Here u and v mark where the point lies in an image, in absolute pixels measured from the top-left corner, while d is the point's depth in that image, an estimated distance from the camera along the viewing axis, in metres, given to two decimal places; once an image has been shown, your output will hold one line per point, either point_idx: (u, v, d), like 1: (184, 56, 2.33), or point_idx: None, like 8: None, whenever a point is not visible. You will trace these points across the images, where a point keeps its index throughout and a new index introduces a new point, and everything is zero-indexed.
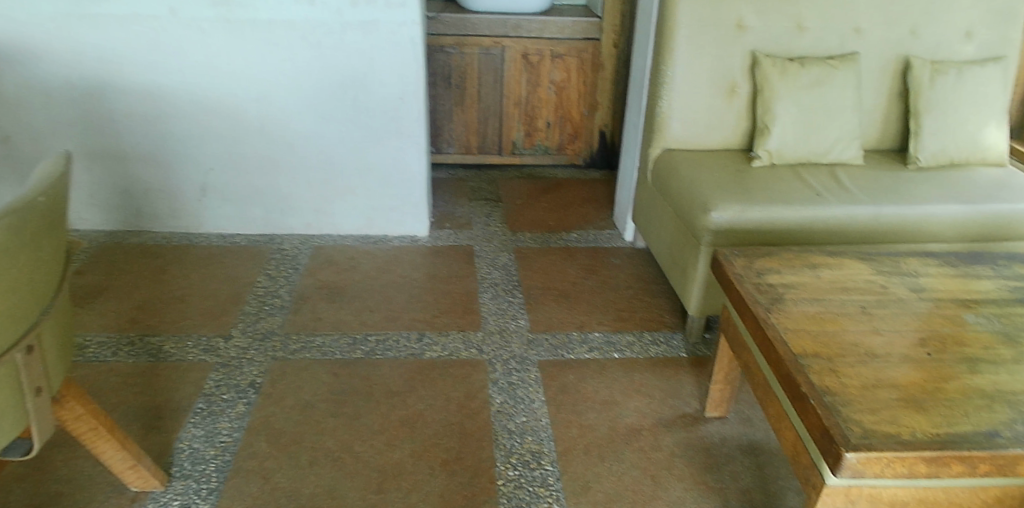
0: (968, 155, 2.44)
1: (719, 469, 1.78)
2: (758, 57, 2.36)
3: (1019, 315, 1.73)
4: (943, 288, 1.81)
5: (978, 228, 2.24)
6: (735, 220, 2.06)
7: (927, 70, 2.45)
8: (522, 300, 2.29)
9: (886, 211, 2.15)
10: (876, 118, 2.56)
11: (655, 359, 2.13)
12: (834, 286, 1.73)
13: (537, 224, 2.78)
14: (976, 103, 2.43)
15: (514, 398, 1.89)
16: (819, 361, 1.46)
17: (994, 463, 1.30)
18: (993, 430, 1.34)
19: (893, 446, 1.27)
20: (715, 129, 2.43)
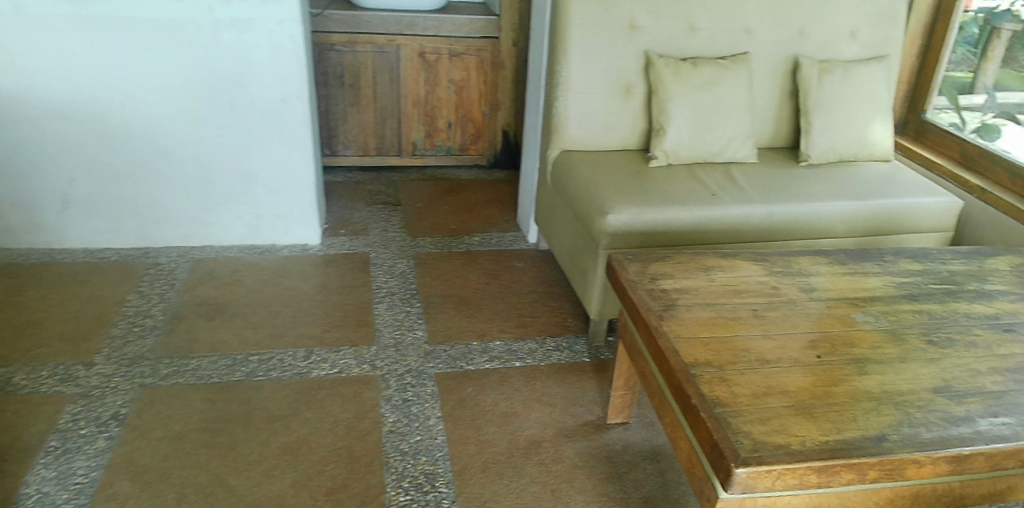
0: (857, 152, 2.50)
1: (621, 477, 1.75)
2: (652, 57, 2.33)
3: (906, 312, 1.80)
4: (833, 287, 1.84)
5: (868, 223, 2.29)
6: (632, 223, 2.04)
7: (816, 69, 2.49)
8: (419, 310, 2.20)
9: (780, 209, 2.17)
10: (770, 117, 2.58)
11: (557, 366, 2.08)
12: (726, 289, 1.72)
13: (438, 227, 2.69)
14: (862, 102, 2.50)
15: (408, 416, 1.80)
16: (710, 370, 1.44)
17: (882, 468, 1.33)
18: (881, 434, 1.37)
19: (782, 458, 1.25)
20: (613, 129, 2.39)
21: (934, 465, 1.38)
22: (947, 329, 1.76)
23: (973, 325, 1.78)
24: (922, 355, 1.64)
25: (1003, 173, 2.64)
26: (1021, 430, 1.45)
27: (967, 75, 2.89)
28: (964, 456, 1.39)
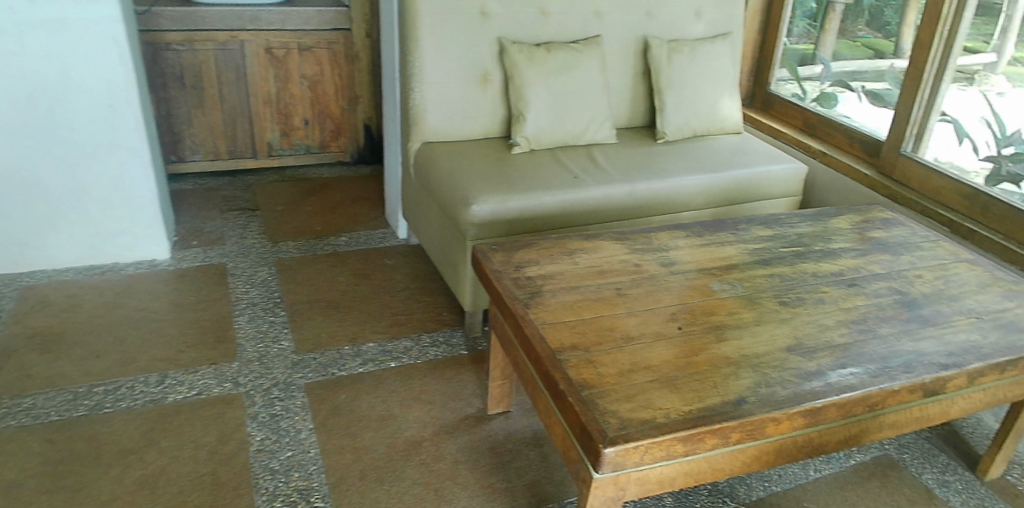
0: (709, 127, 2.61)
1: (505, 467, 1.74)
2: (505, 43, 2.32)
3: (760, 277, 1.89)
4: (693, 260, 1.90)
5: (723, 194, 2.39)
6: (497, 212, 2.03)
7: (665, 49, 2.56)
8: (284, 318, 2.11)
9: (640, 188, 2.22)
10: (626, 98, 2.64)
11: (434, 362, 2.05)
12: (590, 271, 1.75)
13: (302, 230, 2.59)
14: (710, 79, 2.60)
15: (277, 432, 1.72)
16: (577, 353, 1.45)
17: (744, 429, 1.39)
18: (740, 398, 1.43)
19: (649, 432, 1.28)
20: (473, 117, 2.37)
21: (791, 421, 1.46)
22: (797, 289, 1.86)
23: (820, 283, 1.90)
24: (775, 316, 1.73)
25: (841, 137, 2.83)
26: (866, 378, 1.56)
27: (809, 46, 3.03)
28: (817, 409, 1.48)
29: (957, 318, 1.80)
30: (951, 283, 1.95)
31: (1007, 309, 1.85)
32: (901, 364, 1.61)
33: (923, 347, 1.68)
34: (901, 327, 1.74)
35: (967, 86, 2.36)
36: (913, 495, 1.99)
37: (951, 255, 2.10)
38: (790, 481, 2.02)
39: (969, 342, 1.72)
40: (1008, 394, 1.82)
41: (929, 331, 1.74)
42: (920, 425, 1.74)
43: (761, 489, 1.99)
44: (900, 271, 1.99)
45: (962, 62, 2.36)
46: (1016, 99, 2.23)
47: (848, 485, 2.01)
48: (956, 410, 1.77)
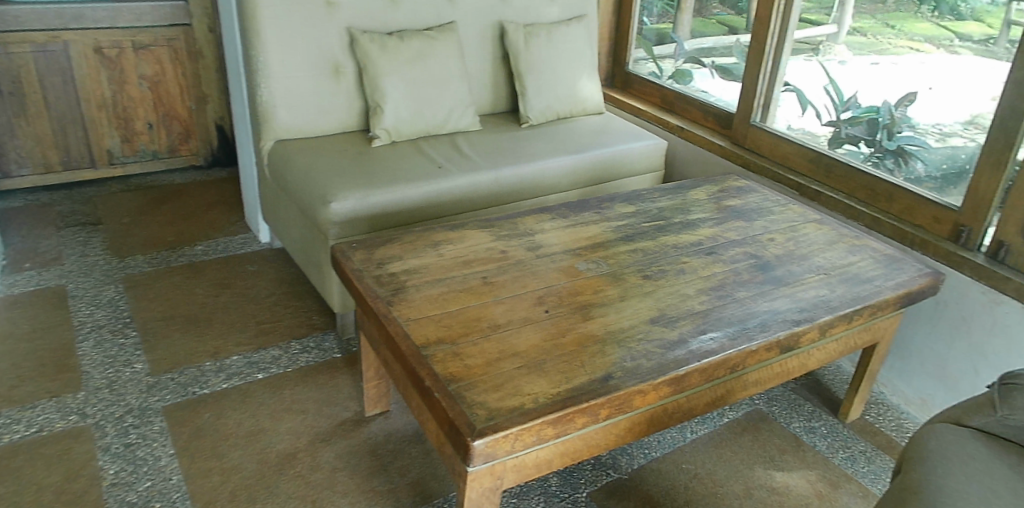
0: (571, 108, 2.65)
1: (386, 469, 1.69)
2: (355, 33, 2.25)
3: (624, 253, 1.93)
4: (559, 242, 1.92)
5: (588, 174, 2.43)
6: (357, 208, 1.97)
7: (521, 33, 2.57)
8: (136, 339, 1.98)
9: (505, 173, 2.22)
10: (487, 83, 2.62)
11: (305, 369, 1.97)
12: (456, 261, 1.73)
13: (153, 242, 2.43)
14: (568, 61, 2.63)
15: (134, 462, 1.61)
16: (443, 347, 1.44)
17: (611, 405, 1.43)
18: (607, 374, 1.46)
19: (517, 420, 1.30)
20: (329, 112, 2.28)
21: (656, 391, 1.50)
22: (658, 261, 1.91)
23: (681, 254, 1.96)
24: (638, 290, 1.77)
25: (697, 112, 2.94)
26: (725, 342, 1.62)
27: (668, 25, 3.07)
28: (681, 376, 1.53)
29: (807, 276, 1.91)
30: (801, 243, 2.07)
31: (851, 263, 1.99)
32: (757, 324, 1.70)
33: (777, 306, 1.78)
34: (757, 290, 1.83)
35: (812, 57, 2.47)
36: (782, 444, 2.11)
37: (800, 217, 2.23)
38: (669, 445, 2.09)
39: (818, 297, 1.83)
40: (857, 341, 1.96)
41: (781, 291, 1.83)
42: (781, 379, 1.84)
43: (642, 456, 2.05)
44: (754, 237, 2.09)
45: (805, 34, 2.47)
46: (857, 67, 2.33)
47: (723, 442, 2.10)
48: (813, 362, 1.88)
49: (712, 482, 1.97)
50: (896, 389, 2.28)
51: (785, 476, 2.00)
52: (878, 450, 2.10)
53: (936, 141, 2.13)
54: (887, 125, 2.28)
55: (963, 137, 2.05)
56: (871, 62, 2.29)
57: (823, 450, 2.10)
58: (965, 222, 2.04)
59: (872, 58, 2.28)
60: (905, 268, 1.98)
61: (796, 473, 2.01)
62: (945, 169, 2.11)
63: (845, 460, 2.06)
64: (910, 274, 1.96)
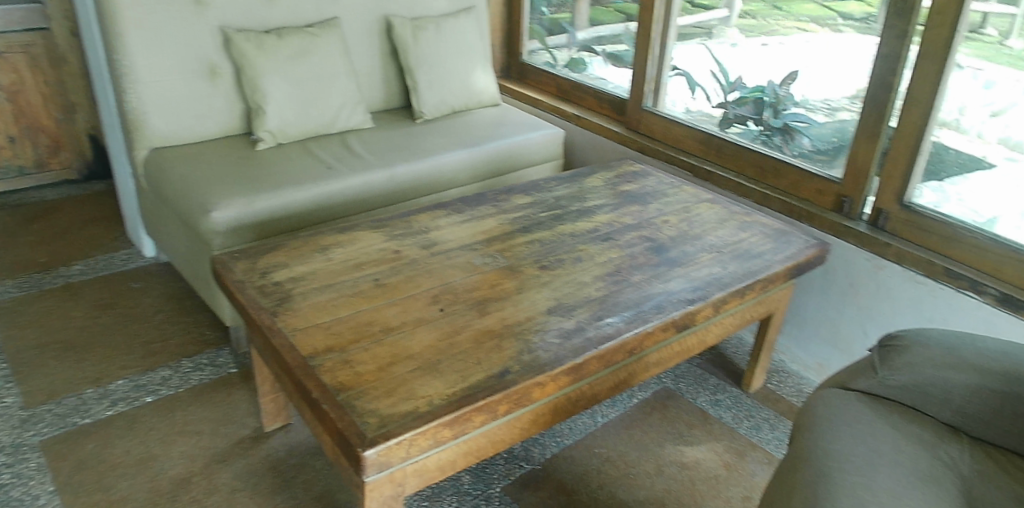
0: (466, 101, 2.62)
1: (288, 484, 1.64)
2: (229, 33, 2.15)
3: (520, 244, 1.91)
4: (455, 237, 1.90)
5: (486, 167, 2.41)
6: (241, 216, 1.89)
7: (408, 27, 2.52)
8: (6, 372, 1.85)
9: (399, 171, 2.18)
10: (377, 79, 2.56)
11: (198, 387, 1.88)
12: (345, 265, 1.71)
13: (23, 264, 2.27)
14: (459, 53, 2.60)
15: (7, 504, 1.50)
16: (332, 356, 1.43)
17: (510, 400, 1.42)
18: (504, 369, 1.45)
19: (411, 424, 1.29)
20: (207, 116, 2.18)
21: (556, 382, 1.49)
22: (555, 251, 1.90)
23: (578, 242, 1.95)
24: (535, 281, 1.75)
25: (591, 99, 2.97)
26: (622, 326, 1.62)
27: (567, 15, 3.04)
28: (579, 365, 1.52)
29: (700, 255, 1.94)
30: (694, 223, 2.10)
31: (742, 239, 2.03)
32: (653, 306, 1.70)
33: (672, 287, 1.79)
34: (652, 272, 1.84)
35: (707, 41, 2.51)
36: (690, 420, 2.14)
37: (693, 197, 2.27)
38: (581, 431, 2.07)
39: (711, 275, 1.85)
40: (753, 314, 2.01)
41: (677, 271, 1.85)
42: (681, 357, 1.87)
43: (554, 445, 2.02)
44: (649, 220, 2.11)
45: (698, 19, 2.50)
46: (747, 49, 2.38)
47: (632, 424, 2.11)
48: (711, 338, 1.93)
49: (624, 463, 1.97)
50: (795, 356, 2.35)
51: (693, 450, 2.02)
52: (780, 417, 2.16)
53: (825, 116, 2.18)
54: (772, 104, 2.35)
55: (850, 111, 2.10)
56: (761, 43, 2.33)
57: (729, 421, 2.14)
58: (846, 192, 2.12)
59: (762, 39, 2.32)
60: (794, 240, 2.04)
61: (704, 446, 2.04)
62: (835, 142, 2.16)
63: (750, 429, 2.11)
64: (798, 246, 2.02)
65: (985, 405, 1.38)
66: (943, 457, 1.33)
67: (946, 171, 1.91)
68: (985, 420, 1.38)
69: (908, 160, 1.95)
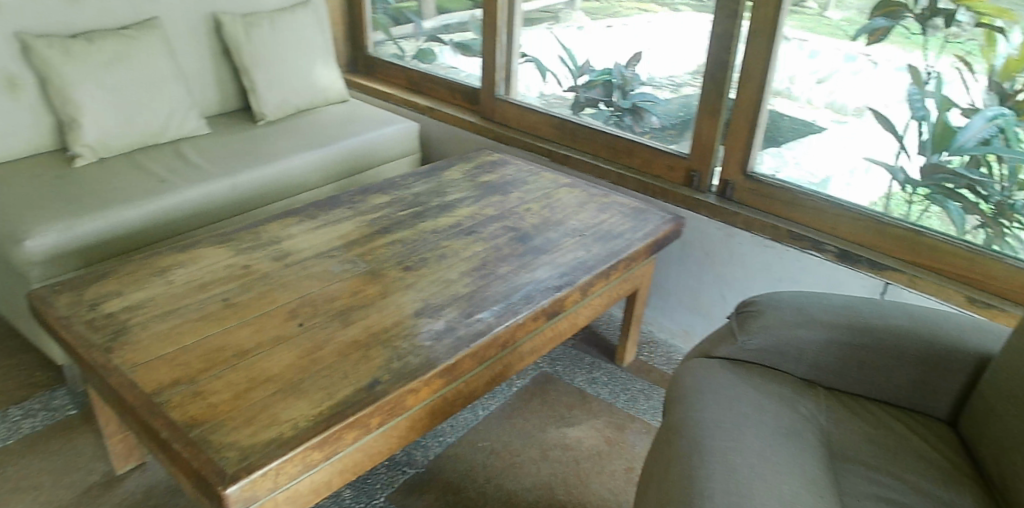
0: (311, 99, 2.49)
1: None
2: (27, 39, 1.91)
3: (381, 246, 1.83)
4: (310, 245, 1.79)
5: (339, 166, 2.30)
6: (60, 243, 1.70)
7: (240, 24, 2.36)
8: None
9: (243, 178, 2.04)
10: (210, 81, 2.38)
11: (31, 437, 1.68)
12: (188, 287, 1.58)
13: None
14: (299, 50, 2.46)
15: None
16: (180, 388, 1.31)
17: (382, 411, 1.35)
18: (373, 380, 1.38)
19: (276, 452, 1.20)
20: (11, 133, 1.94)
21: (429, 386, 1.44)
22: (418, 250, 1.84)
23: (440, 239, 1.90)
24: (400, 284, 1.69)
25: (443, 90, 2.91)
26: (493, 320, 1.59)
27: (412, 4, 2.93)
28: (453, 366, 1.47)
29: (564, 241, 1.94)
30: (555, 209, 2.11)
31: (602, 221, 2.06)
32: (522, 297, 1.68)
33: (539, 275, 1.77)
34: (518, 262, 1.82)
35: (554, 25, 2.49)
36: (569, 401, 2.12)
37: (552, 183, 2.28)
38: (462, 428, 2.00)
39: (576, 260, 1.86)
40: (619, 292, 2.05)
41: (542, 259, 1.84)
42: (555, 343, 1.86)
43: (437, 445, 1.93)
44: (511, 209, 2.09)
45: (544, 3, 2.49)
46: (592, 33, 2.39)
47: (514, 413, 2.06)
48: (582, 319, 1.94)
49: (508, 454, 1.92)
50: (663, 326, 2.42)
51: (575, 430, 2.01)
52: (654, 386, 2.21)
53: (671, 92, 2.24)
54: (620, 85, 2.38)
55: (693, 87, 2.17)
56: (605, 25, 2.35)
57: (606, 397, 2.15)
58: (695, 166, 2.20)
59: (606, 21, 2.34)
60: (651, 217, 2.09)
61: (585, 425, 2.04)
62: (682, 117, 2.23)
63: (626, 402, 2.14)
64: (655, 223, 2.07)
65: (834, 358, 1.46)
66: (804, 412, 1.39)
67: (783, 137, 2.02)
68: (835, 371, 1.47)
69: (748, 132, 2.05)
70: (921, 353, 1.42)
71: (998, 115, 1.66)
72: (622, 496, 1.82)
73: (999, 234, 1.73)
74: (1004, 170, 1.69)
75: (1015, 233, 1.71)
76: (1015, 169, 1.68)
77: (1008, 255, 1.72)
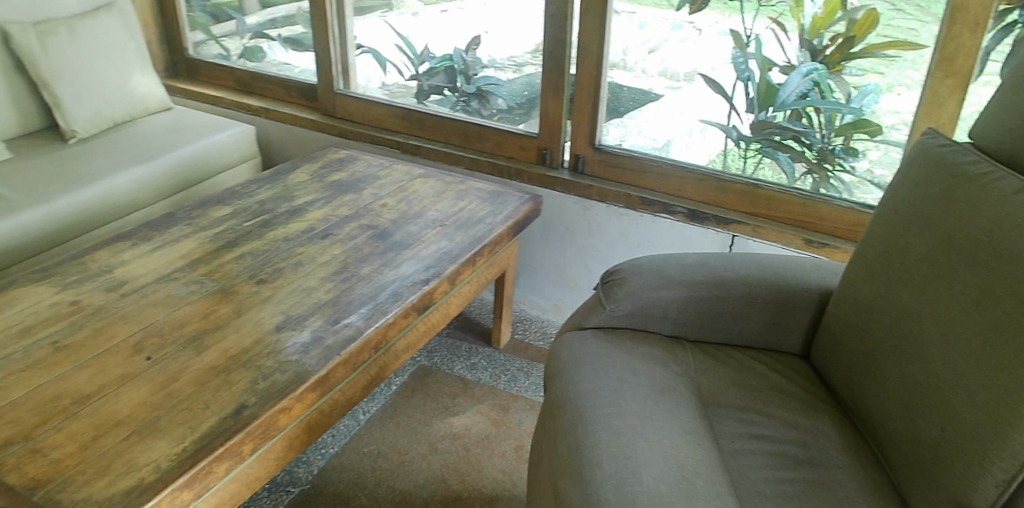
0: (128, 111, 2.29)
1: None
2: None
3: (231, 261, 1.71)
4: (148, 270, 1.65)
5: (170, 180, 2.13)
6: None
7: (32, 34, 2.11)
8: None
9: (59, 205, 1.85)
10: (6, 101, 2.12)
11: None
12: (9, 335, 1.41)
13: None
14: (107, 58, 2.25)
15: None
16: (15, 447, 1.16)
17: (253, 436, 1.26)
18: (239, 405, 1.28)
19: (138, 501, 1.09)
20: None
21: (302, 401, 1.36)
22: (272, 260, 1.73)
23: (294, 246, 1.80)
24: (255, 299, 1.58)
25: (277, 89, 2.76)
26: (361, 324, 1.52)
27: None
28: (324, 377, 1.40)
29: (425, 233, 1.90)
30: (412, 202, 2.06)
31: (461, 208, 2.04)
32: (389, 296, 1.63)
33: (404, 271, 1.73)
34: (380, 261, 1.76)
35: (387, 13, 2.41)
36: (451, 390, 2.10)
37: (406, 175, 2.22)
38: (344, 436, 1.92)
39: (440, 251, 1.82)
40: (487, 277, 2.03)
41: (405, 254, 1.80)
42: (429, 336, 1.82)
43: (320, 459, 1.84)
44: (366, 207, 2.02)
45: None
46: (427, 18, 2.33)
47: (397, 411, 2.00)
48: (453, 309, 1.90)
49: (396, 453, 1.86)
50: (534, 303, 2.44)
51: (461, 419, 1.99)
52: (532, 362, 2.23)
53: (513, 72, 2.25)
54: (462, 70, 2.35)
55: (535, 65, 2.18)
56: (440, 9, 2.30)
57: (487, 381, 2.15)
58: (546, 144, 2.22)
59: (441, 6, 2.29)
60: (509, 199, 2.09)
61: (470, 412, 2.02)
62: (526, 96, 2.24)
63: (508, 382, 2.14)
64: (514, 204, 2.07)
65: (696, 313, 1.52)
66: (676, 369, 1.45)
67: (624, 107, 2.08)
68: (698, 325, 1.53)
69: (592, 106, 2.09)
70: (771, 297, 1.51)
71: (812, 69, 1.79)
72: (515, 475, 1.82)
73: (824, 178, 1.88)
74: (822, 119, 1.82)
75: (838, 175, 1.86)
76: (831, 117, 1.81)
77: (834, 197, 1.88)
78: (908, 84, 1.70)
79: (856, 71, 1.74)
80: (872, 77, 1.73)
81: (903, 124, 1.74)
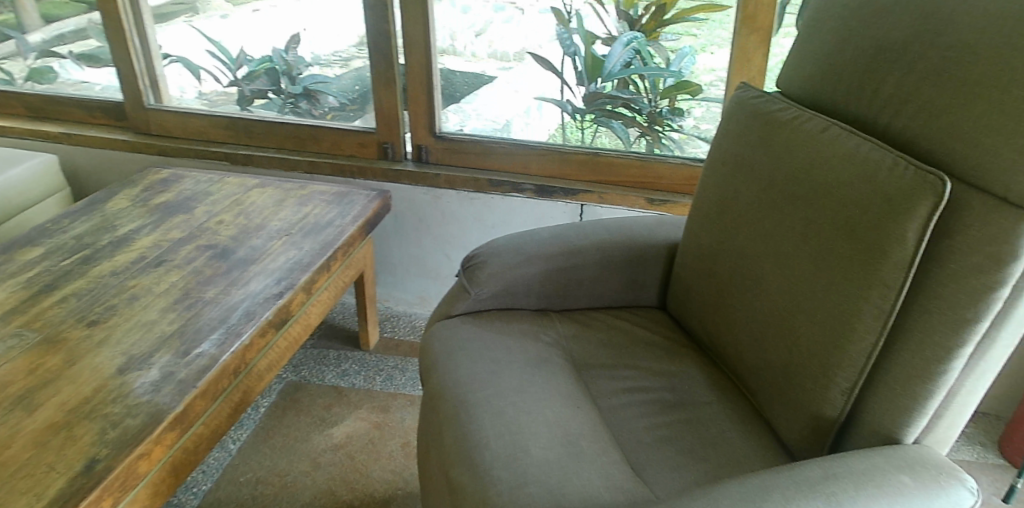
0: None
1: None
2: None
3: (53, 306, 1.54)
4: None
5: None
6: None
7: None
8: None
9: None
10: None
11: None
12: None
13: None
14: None
15: None
16: None
17: (111, 491, 1.14)
18: (89, 460, 1.16)
19: None
20: None
21: (162, 443, 1.25)
22: (101, 299, 1.57)
23: (125, 279, 1.64)
24: (89, 344, 1.43)
25: (75, 110, 2.49)
26: (216, 350, 1.42)
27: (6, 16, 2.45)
28: (183, 413, 1.29)
29: (270, 245, 1.80)
30: (251, 214, 1.95)
31: (306, 214, 1.95)
32: (242, 316, 1.53)
33: (254, 287, 1.63)
34: (226, 281, 1.64)
35: (193, 17, 2.24)
36: (325, 401, 2.02)
37: (240, 188, 2.10)
38: (216, 470, 1.79)
39: (290, 260, 1.74)
40: (345, 280, 1.97)
41: (253, 270, 1.69)
42: (293, 351, 1.74)
43: (193, 498, 1.71)
44: (201, 226, 1.88)
45: None
46: (239, 19, 2.20)
47: (270, 433, 1.90)
48: (313, 318, 1.83)
49: (276, 476, 1.77)
50: (398, 299, 2.40)
51: (340, 428, 1.92)
52: (405, 358, 2.19)
53: (339, 68, 2.17)
54: (285, 71, 2.24)
55: (361, 59, 2.12)
56: (251, 9, 2.18)
57: (362, 385, 2.09)
58: (386, 138, 2.18)
59: (251, 5, 2.17)
60: (355, 199, 2.03)
61: (349, 419, 1.95)
62: (358, 91, 2.18)
63: (384, 382, 2.10)
64: (361, 203, 2.02)
65: (560, 283, 1.56)
66: (549, 340, 1.48)
67: (459, 92, 2.08)
68: (563, 294, 1.58)
69: (427, 94, 2.08)
70: (626, 257, 1.58)
71: (632, 38, 1.89)
72: (406, 472, 1.79)
73: (656, 139, 1.99)
74: (647, 84, 1.93)
75: (668, 134, 1.98)
76: (655, 82, 1.92)
77: (668, 155, 2.00)
78: (719, 43, 1.83)
79: (671, 36, 1.86)
80: (686, 40, 1.85)
81: (719, 81, 1.88)
